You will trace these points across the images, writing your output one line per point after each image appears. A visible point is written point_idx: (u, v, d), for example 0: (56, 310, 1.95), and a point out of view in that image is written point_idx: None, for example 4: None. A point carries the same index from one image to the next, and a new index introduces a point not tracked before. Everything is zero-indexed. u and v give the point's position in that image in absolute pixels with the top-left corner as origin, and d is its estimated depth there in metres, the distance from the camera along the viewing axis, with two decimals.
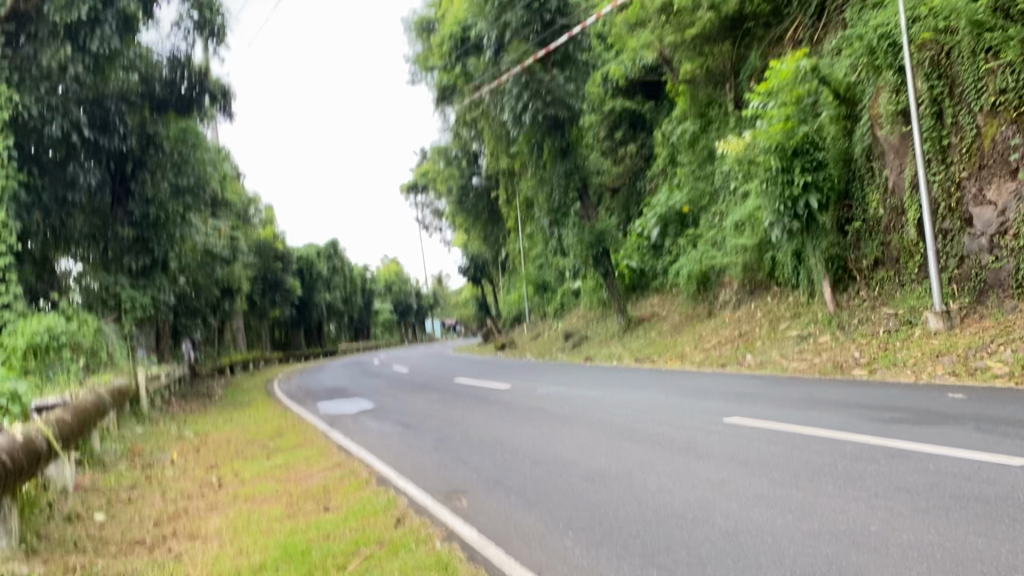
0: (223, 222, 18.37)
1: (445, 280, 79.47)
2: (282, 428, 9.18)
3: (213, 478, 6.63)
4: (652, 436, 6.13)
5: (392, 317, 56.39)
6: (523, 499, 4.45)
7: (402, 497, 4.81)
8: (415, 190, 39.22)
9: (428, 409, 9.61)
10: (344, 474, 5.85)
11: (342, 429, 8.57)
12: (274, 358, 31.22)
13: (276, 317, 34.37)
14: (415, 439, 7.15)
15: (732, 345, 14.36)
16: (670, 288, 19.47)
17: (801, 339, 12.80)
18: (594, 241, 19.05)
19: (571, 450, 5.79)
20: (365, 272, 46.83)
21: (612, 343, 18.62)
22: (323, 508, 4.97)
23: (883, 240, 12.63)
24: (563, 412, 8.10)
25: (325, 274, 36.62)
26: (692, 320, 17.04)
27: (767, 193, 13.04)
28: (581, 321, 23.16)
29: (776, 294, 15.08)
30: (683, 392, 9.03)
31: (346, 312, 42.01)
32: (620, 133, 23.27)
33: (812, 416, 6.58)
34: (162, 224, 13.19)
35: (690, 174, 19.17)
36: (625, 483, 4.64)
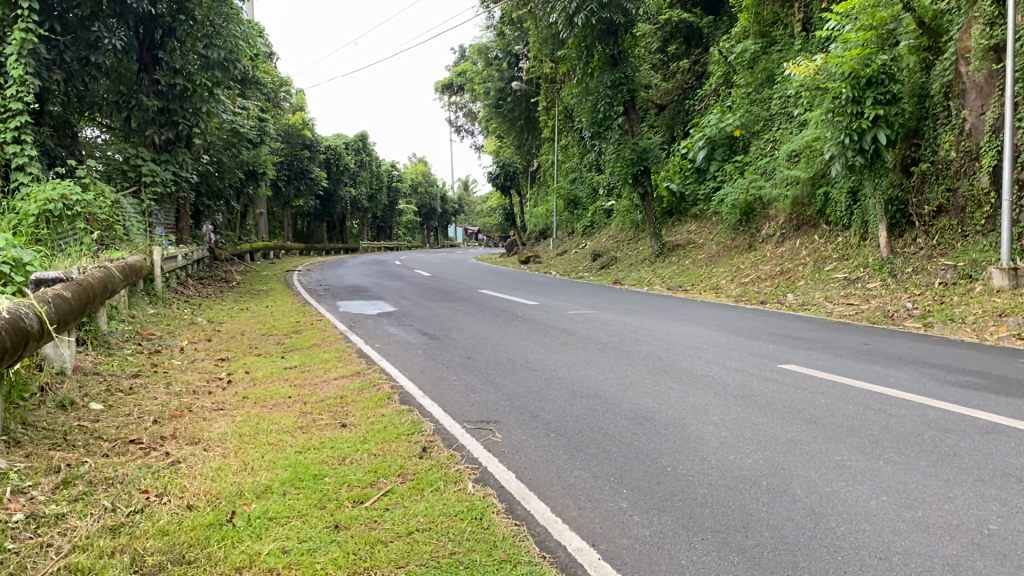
0: (250, 101, 17.60)
1: (471, 187, 78.53)
2: (301, 325, 8.71)
3: (223, 374, 6.16)
4: (703, 378, 5.54)
5: (415, 218, 55.80)
6: (566, 439, 3.90)
7: (427, 422, 4.28)
8: (450, 89, 38.15)
9: (452, 320, 9.06)
10: (364, 386, 5.34)
11: (362, 332, 8.08)
12: (297, 248, 30.91)
13: (301, 208, 33.91)
14: (440, 353, 6.63)
15: (771, 282, 13.67)
16: (710, 215, 18.73)
17: (847, 282, 12.14)
18: (635, 158, 18.18)
19: (614, 385, 5.23)
20: (394, 171, 46.09)
21: (643, 268, 17.97)
22: (340, 423, 4.46)
23: (950, 186, 11.79)
24: (600, 338, 7.53)
25: (355, 168, 35.95)
26: (730, 252, 16.32)
27: (834, 124, 12.16)
28: (611, 241, 22.46)
29: (824, 233, 14.27)
30: (725, 329, 8.41)
31: (370, 209, 41.45)
32: (674, 47, 22.44)
33: (877, 371, 5.94)
34: (188, 96, 12.65)
35: (746, 97, 18.08)
36: (679, 430, 4.08)
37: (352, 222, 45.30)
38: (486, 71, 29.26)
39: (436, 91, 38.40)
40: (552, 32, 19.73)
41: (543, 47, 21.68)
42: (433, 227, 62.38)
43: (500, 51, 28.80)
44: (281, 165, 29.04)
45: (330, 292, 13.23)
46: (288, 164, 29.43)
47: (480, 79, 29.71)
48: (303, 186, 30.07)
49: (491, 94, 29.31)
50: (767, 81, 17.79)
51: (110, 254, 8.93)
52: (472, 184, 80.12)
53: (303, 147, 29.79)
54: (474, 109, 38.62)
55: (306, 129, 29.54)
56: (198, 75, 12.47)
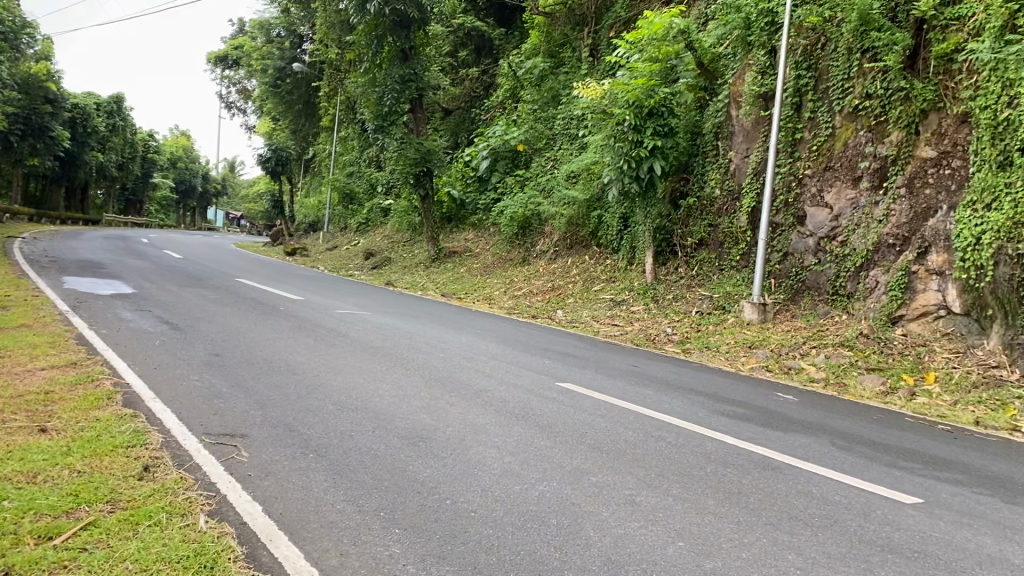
0: None
1: (238, 170, 74.48)
2: (13, 300, 7.33)
3: None
4: (482, 393, 5.15)
5: (171, 195, 51.73)
6: (328, 462, 3.31)
7: (154, 433, 3.50)
8: (224, 63, 35.80)
9: (202, 310, 8.07)
10: (79, 381, 4.39)
11: (87, 314, 6.90)
12: (27, 213, 27.36)
13: (36, 169, 30.12)
14: (183, 347, 5.73)
15: (542, 297, 13.74)
16: (488, 226, 18.71)
17: (613, 304, 12.40)
18: (419, 159, 17.74)
19: (383, 397, 4.68)
20: (153, 142, 42.46)
21: (416, 271, 17.55)
22: (37, 429, 3.54)
23: (712, 222, 12.40)
24: (369, 342, 6.95)
25: (105, 132, 32.51)
26: (504, 264, 16.34)
27: (614, 149, 12.30)
28: (385, 242, 21.90)
29: (594, 253, 14.66)
30: (500, 341, 8.16)
31: (119, 179, 37.74)
32: (464, 54, 22.38)
33: (651, 395, 5.85)
34: None
35: (531, 113, 18.32)
36: (458, 454, 3.62)
37: (97, 192, 41.13)
38: (265, 49, 27.55)
39: (209, 62, 35.84)
40: (342, 18, 18.90)
41: (330, 31, 20.72)
42: (192, 207, 58.34)
43: (283, 30, 27.32)
44: (15, 117, 25.56)
45: (58, 265, 11.54)
46: (25, 118, 25.98)
47: (259, 56, 27.99)
48: (41, 144, 26.71)
49: (269, 73, 27.65)
50: (552, 100, 18.07)
51: None
52: (240, 165, 76.04)
53: (45, 101, 26.43)
54: (249, 87, 36.49)
55: (51, 81, 26.27)
56: None
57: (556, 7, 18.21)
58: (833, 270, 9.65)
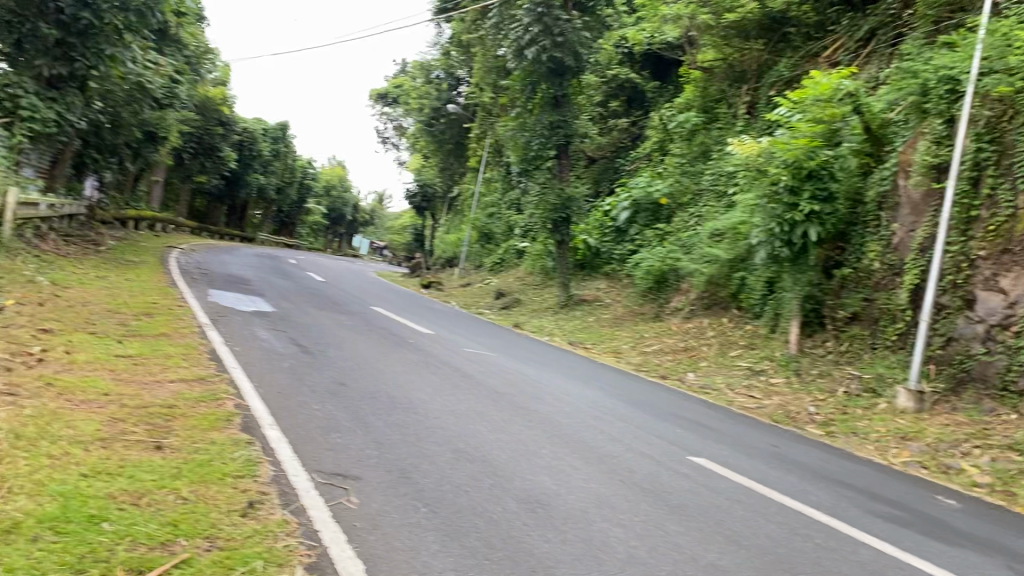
0: (166, 58, 16.23)
1: (386, 202, 77.23)
2: (160, 308, 7.56)
3: (36, 349, 5.02)
4: (608, 458, 4.79)
5: (320, 221, 54.08)
6: (441, 520, 3.05)
7: (266, 464, 3.34)
8: (383, 100, 37.29)
9: (334, 335, 8.09)
10: (203, 398, 4.33)
11: (224, 329, 7.01)
12: (189, 225, 29.13)
13: (203, 186, 32.09)
14: (309, 373, 5.66)
15: (673, 356, 13.23)
16: (622, 277, 18.34)
17: (750, 373, 11.76)
18: (559, 205, 17.64)
19: (504, 450, 4.40)
20: (311, 169, 44.60)
21: (545, 316, 17.36)
22: (154, 445, 3.45)
23: (867, 296, 11.62)
24: (494, 387, 6.71)
25: (268, 156, 34.34)
26: (635, 318, 15.91)
27: (765, 210, 11.79)
28: (518, 283, 21.88)
29: (733, 317, 14.03)
30: (628, 401, 7.76)
31: (276, 201, 39.74)
32: (615, 104, 22.30)
33: (792, 482, 5.32)
34: (92, 34, 11.31)
35: (678, 167, 17.98)
36: (578, 530, 3.29)
37: (255, 211, 43.46)
38: (424, 88, 28.52)
39: (370, 97, 37.42)
40: (500, 64, 19.25)
41: (486, 73, 21.10)
42: (339, 233, 60.77)
43: (442, 71, 28.15)
44: (190, 136, 27.36)
45: (208, 278, 12.02)
46: (198, 137, 27.74)
47: (417, 94, 28.90)
48: (209, 163, 28.44)
49: (425, 112, 28.51)
50: (701, 156, 17.61)
51: None
52: (388, 197, 78.84)
53: (218, 123, 28.19)
54: (405, 125, 37.81)
55: (225, 105, 28.00)
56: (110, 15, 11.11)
57: (716, 63, 17.77)
58: (1004, 362, 8.70)
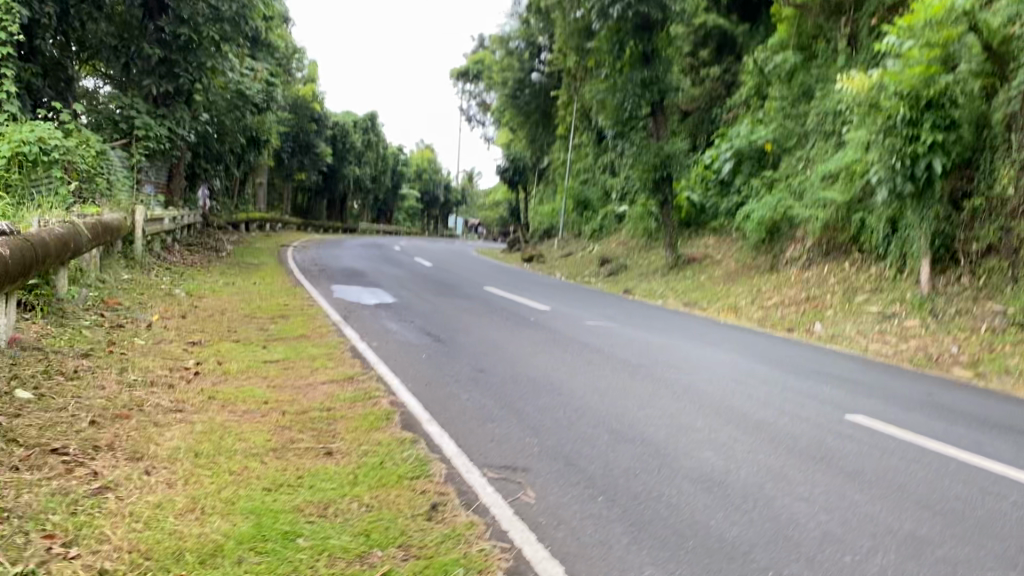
0: (259, 63, 16.62)
1: (476, 179, 77.56)
2: (290, 309, 7.75)
3: (191, 362, 5.20)
4: (766, 427, 4.64)
5: (414, 204, 54.73)
6: (623, 510, 2.97)
7: (436, 462, 3.33)
8: (465, 77, 37.26)
9: (459, 320, 8.12)
10: (357, 398, 4.38)
11: (356, 324, 7.13)
12: (293, 223, 29.94)
13: (302, 182, 32.88)
14: (448, 361, 5.68)
15: (796, 308, 12.80)
16: (731, 230, 17.84)
17: (881, 317, 11.26)
18: (658, 163, 17.27)
19: (660, 427, 4.30)
20: (401, 154, 45.09)
21: (654, 279, 17.09)
22: (324, 451, 3.50)
23: (1004, 224, 10.89)
24: (628, 359, 6.61)
25: (359, 147, 34.87)
26: (750, 272, 15.46)
27: (883, 146, 11.28)
28: (621, 248, 21.60)
29: (855, 261, 13.40)
30: (765, 361, 7.53)
31: (371, 189, 40.41)
32: (705, 53, 21.59)
33: (963, 435, 5.04)
34: (192, 48, 11.64)
35: (779, 111, 17.24)
36: (762, 509, 3.18)
37: (352, 202, 44.31)
38: (505, 60, 28.30)
39: (452, 76, 37.46)
40: (583, 27, 18.89)
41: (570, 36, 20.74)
42: (434, 214, 61.40)
43: (522, 41, 27.83)
44: (285, 136, 28.02)
45: (325, 273, 12.31)
46: (293, 135, 28.38)
47: (499, 68, 28.71)
48: (306, 160, 29.08)
49: (508, 85, 28.31)
50: (803, 96, 16.87)
51: (86, 209, 7.98)
52: (476, 173, 79.02)
53: (310, 120, 28.77)
54: (488, 99, 37.69)
55: (315, 100, 28.51)
56: (206, 28, 11.39)
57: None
58: None
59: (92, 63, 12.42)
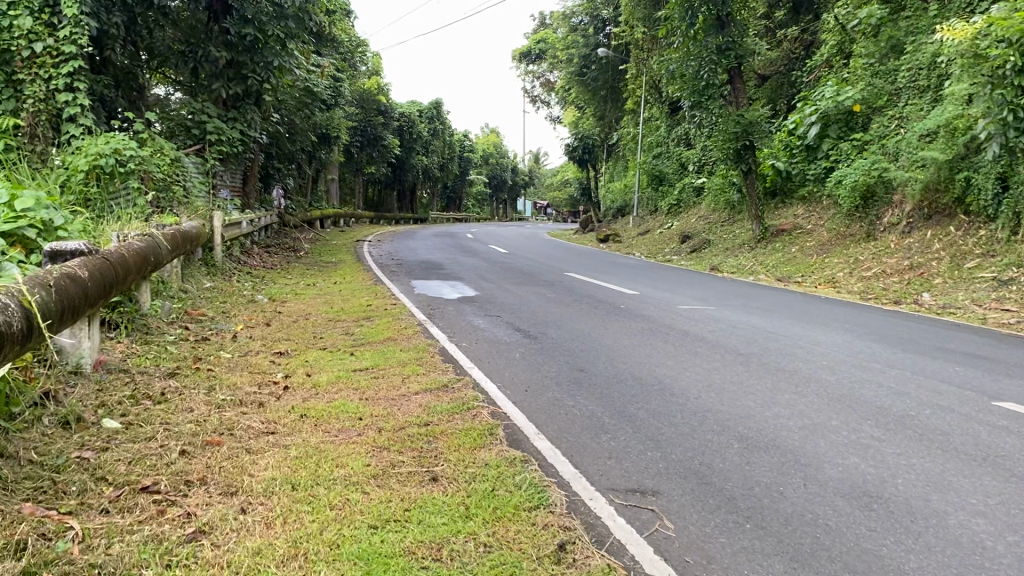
0: (325, 59, 16.51)
1: (543, 160, 76.96)
2: (375, 310, 7.51)
3: (279, 376, 4.98)
4: (908, 423, 4.15)
5: (484, 189, 54.53)
6: (777, 542, 2.59)
7: (554, 487, 2.99)
8: (528, 58, 36.77)
9: (548, 312, 7.76)
10: (455, 409, 4.07)
11: (443, 323, 6.85)
12: (367, 216, 30.04)
13: (373, 175, 32.97)
14: (545, 361, 5.34)
15: (899, 277, 12.04)
16: (820, 198, 17.01)
17: (998, 283, 10.45)
18: (739, 133, 16.56)
19: (791, 430, 3.88)
20: (468, 140, 44.89)
21: (741, 254, 16.42)
22: (429, 476, 3.19)
23: None
24: (735, 347, 6.15)
25: (427, 136, 34.77)
26: (844, 242, 14.68)
27: (991, 98, 10.55)
28: (702, 222, 20.89)
29: (961, 224, 12.52)
30: (882, 340, 6.95)
31: (440, 178, 40.33)
32: (781, 14, 20.65)
33: None
34: (258, 48, 11.53)
35: (866, 68, 16.44)
36: (937, 530, 2.74)
37: (423, 191, 44.38)
38: (570, 37, 27.70)
39: (515, 58, 37.01)
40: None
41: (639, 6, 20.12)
42: (503, 199, 61.13)
43: (586, 15, 27.16)
44: (354, 130, 28.07)
45: (404, 268, 12.12)
46: (362, 129, 28.42)
47: (564, 45, 28.16)
48: (376, 152, 29.09)
49: (575, 61, 27.68)
50: (891, 52, 16.18)
51: (164, 218, 7.89)
52: (542, 155, 78.39)
53: (378, 112, 28.73)
54: (552, 79, 37.13)
55: (381, 93, 28.44)
56: (271, 26, 11.26)
57: None
58: None
59: (162, 71, 12.44)
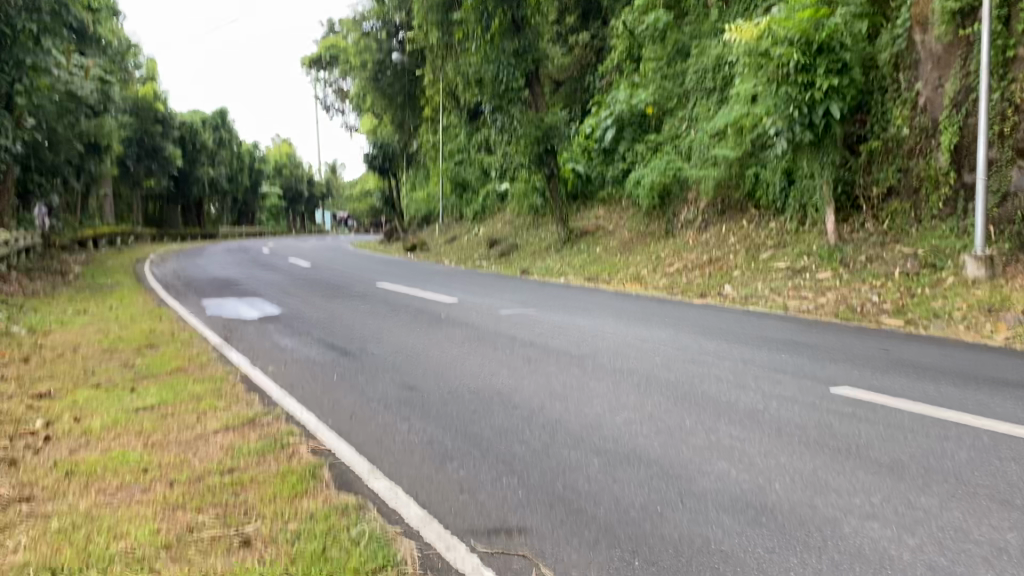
0: (90, 60, 14.83)
1: (339, 171, 75.14)
2: (160, 336, 6.54)
3: (39, 424, 4.03)
4: (761, 418, 3.94)
5: (279, 202, 52.27)
6: None
7: (402, 540, 2.45)
8: (319, 65, 35.55)
9: (361, 326, 7.12)
10: (266, 450, 3.39)
11: (243, 346, 6.04)
12: (148, 234, 27.68)
13: (154, 189, 30.48)
14: (367, 381, 4.73)
15: (701, 271, 12.37)
16: (620, 199, 17.39)
17: (792, 272, 10.93)
18: (539, 136, 16.60)
19: (650, 436, 3.55)
20: (258, 151, 42.77)
21: (548, 256, 16.43)
22: (242, 539, 2.53)
23: (902, 166, 10.73)
24: (567, 350, 5.82)
25: (213, 146, 32.64)
26: (644, 240, 15.00)
27: (777, 95, 10.77)
28: (507, 227, 20.84)
29: (753, 218, 13.13)
30: (705, 333, 6.91)
31: (230, 191, 38.07)
32: (571, 21, 21.09)
33: (963, 397, 4.50)
34: (6, 45, 9.99)
35: (656, 72, 16.95)
36: (837, 540, 2.45)
37: (210, 205, 41.78)
38: (362, 43, 26.94)
39: (305, 65, 35.65)
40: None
41: (432, 10, 19.63)
42: (300, 212, 58.92)
43: (378, 22, 26.67)
44: (130, 140, 25.80)
45: (194, 287, 10.96)
46: (139, 140, 26.18)
47: (355, 51, 27.36)
48: (156, 165, 26.87)
49: (369, 68, 26.92)
50: (679, 55, 16.70)
51: None
52: (339, 166, 76.46)
53: (156, 122, 26.57)
54: (346, 87, 36.12)
55: (159, 101, 26.33)
56: (20, 19, 9.79)
57: None
58: None
59: None
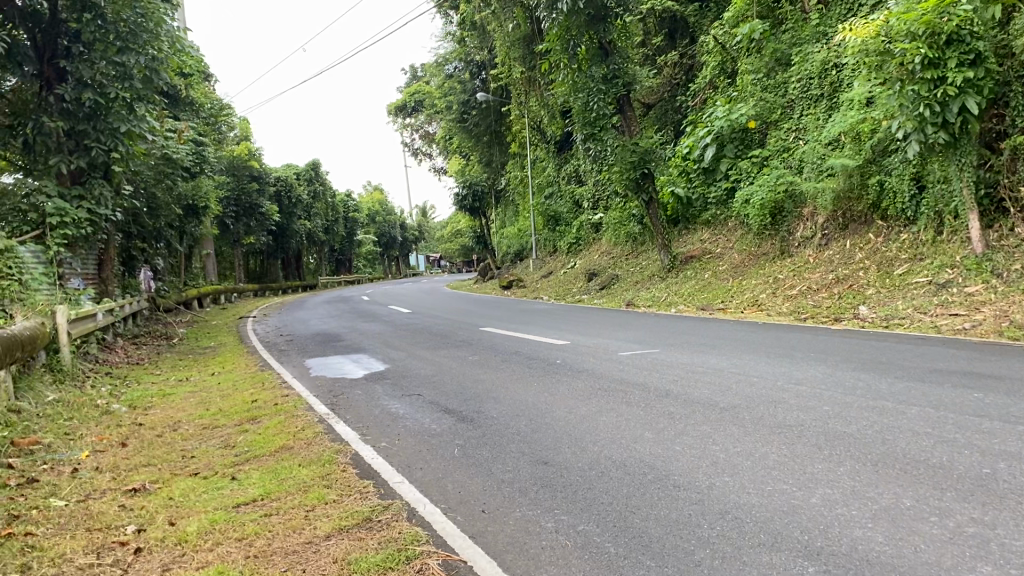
0: (184, 123, 14.96)
1: (428, 213, 75.96)
2: (263, 407, 6.06)
3: (129, 533, 3.50)
4: (998, 488, 3.10)
5: (374, 249, 52.93)
6: None
7: None
8: (405, 111, 35.84)
9: (474, 381, 6.51)
10: (389, 564, 2.76)
11: (351, 415, 5.50)
12: (250, 289, 28.13)
13: (254, 246, 31.07)
14: (493, 457, 4.08)
15: (828, 292, 11.35)
16: (725, 220, 16.47)
17: (936, 287, 9.84)
18: (636, 161, 15.84)
19: (871, 527, 2.76)
20: (351, 200, 43.38)
21: (652, 286, 15.62)
22: None
23: None
24: (714, 400, 5.06)
25: (308, 200, 33.17)
26: (757, 261, 14.06)
27: (903, 96, 9.86)
28: (604, 258, 20.14)
29: (880, 230, 12.02)
30: (863, 367, 6.01)
31: (326, 241, 38.61)
32: (658, 41, 20.40)
33: None
34: (101, 115, 9.94)
35: (755, 84, 16.01)
36: None
37: (309, 257, 42.51)
38: (446, 85, 26.87)
39: (391, 112, 36.03)
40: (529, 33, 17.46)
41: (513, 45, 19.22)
42: (394, 257, 59.54)
43: (460, 63, 26.56)
44: (228, 200, 26.34)
45: (295, 345, 10.62)
46: (237, 198, 26.71)
47: (440, 94, 27.31)
48: (254, 222, 27.33)
49: (454, 109, 26.83)
50: (778, 64, 15.74)
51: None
52: (429, 209, 77.32)
53: (252, 179, 27.03)
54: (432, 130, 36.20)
55: (254, 159, 26.84)
56: (113, 87, 9.70)
57: None
58: None
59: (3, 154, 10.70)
